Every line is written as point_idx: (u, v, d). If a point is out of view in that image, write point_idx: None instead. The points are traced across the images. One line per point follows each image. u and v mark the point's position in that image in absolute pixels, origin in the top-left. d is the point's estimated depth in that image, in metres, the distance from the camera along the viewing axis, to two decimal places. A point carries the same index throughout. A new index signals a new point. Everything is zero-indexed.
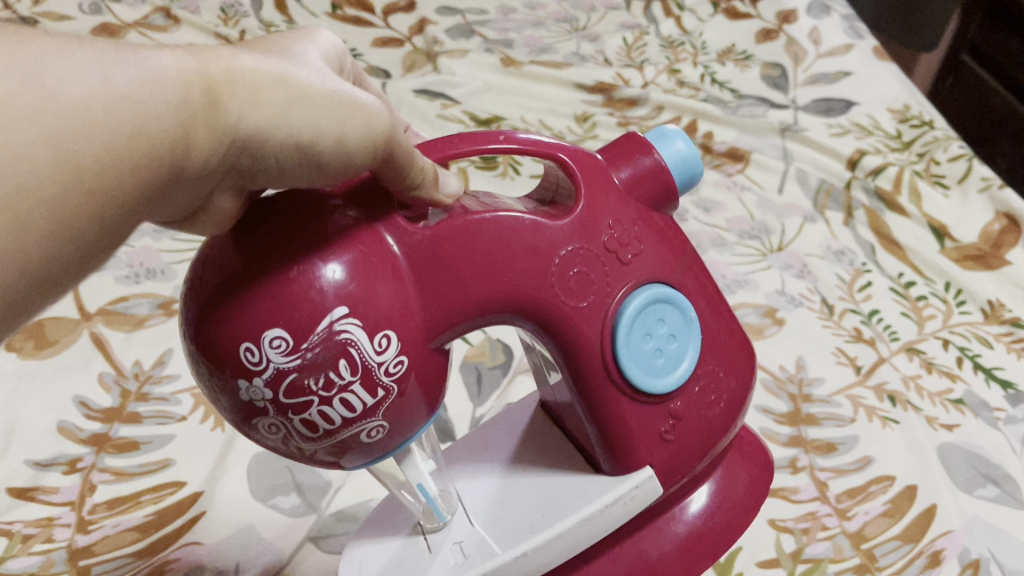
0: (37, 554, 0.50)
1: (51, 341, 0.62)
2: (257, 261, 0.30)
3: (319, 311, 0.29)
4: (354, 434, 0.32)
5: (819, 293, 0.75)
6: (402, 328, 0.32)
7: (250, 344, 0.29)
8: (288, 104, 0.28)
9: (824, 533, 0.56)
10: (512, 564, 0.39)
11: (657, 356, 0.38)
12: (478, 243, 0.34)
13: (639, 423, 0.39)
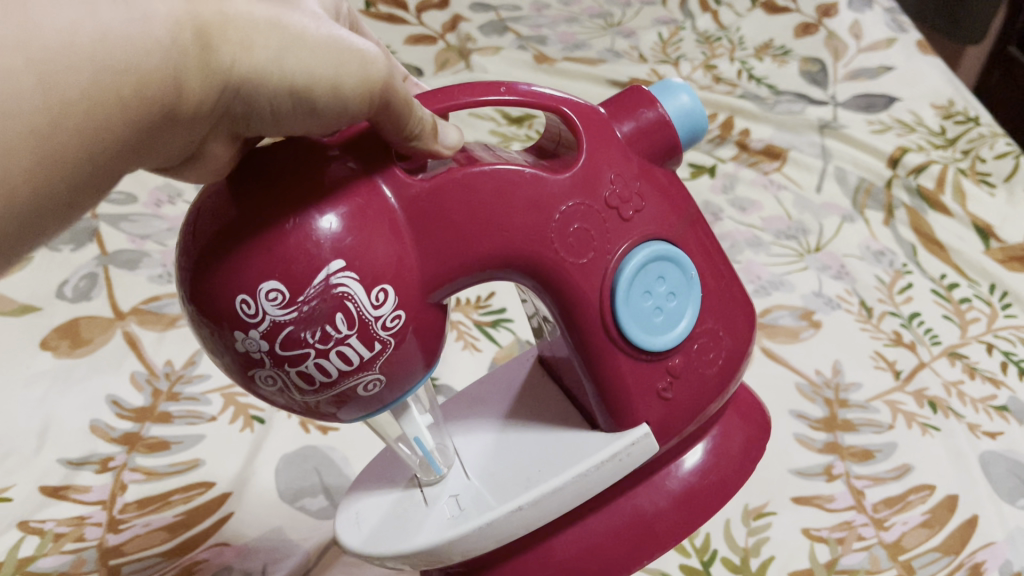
0: (68, 553, 0.50)
1: (85, 341, 0.63)
2: (252, 212, 0.29)
3: (315, 263, 0.29)
4: (352, 387, 0.32)
5: (857, 295, 0.74)
6: (399, 281, 0.31)
7: (246, 296, 0.29)
8: (281, 49, 0.26)
9: (860, 544, 0.55)
10: (506, 519, 0.37)
11: (657, 314, 0.37)
12: (477, 197, 0.33)
13: (637, 381, 0.38)
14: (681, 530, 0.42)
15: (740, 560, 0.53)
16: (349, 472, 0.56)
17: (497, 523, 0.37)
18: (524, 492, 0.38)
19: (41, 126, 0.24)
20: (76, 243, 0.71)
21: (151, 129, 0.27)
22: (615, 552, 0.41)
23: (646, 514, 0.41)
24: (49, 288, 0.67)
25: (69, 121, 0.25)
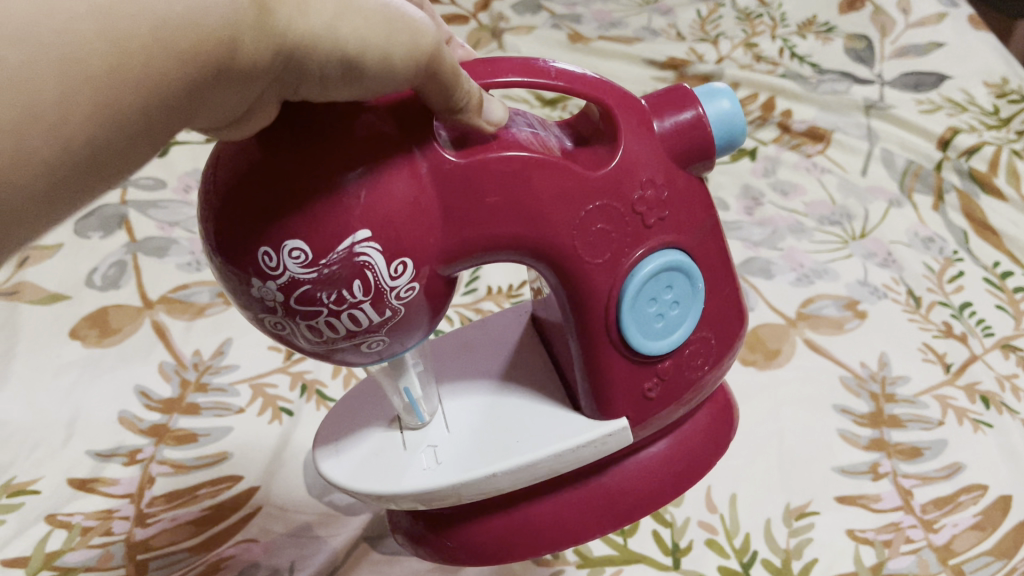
0: (96, 547, 0.50)
1: (114, 330, 0.62)
2: (282, 166, 0.28)
3: (343, 229, 0.28)
4: (354, 342, 0.32)
5: (905, 284, 0.71)
6: (419, 252, 0.31)
7: (269, 249, 0.28)
8: (337, 14, 0.24)
9: (908, 547, 0.52)
10: (481, 480, 0.37)
11: (658, 321, 0.37)
12: (507, 183, 0.32)
13: (628, 376, 0.38)
14: (641, 509, 0.42)
15: (782, 562, 0.51)
16: None
17: (472, 481, 0.37)
18: (509, 456, 0.37)
19: (97, 78, 0.21)
20: (105, 230, 0.70)
21: (203, 91, 0.24)
22: (576, 524, 0.42)
23: (608, 491, 0.42)
24: (79, 275, 0.66)
25: (128, 70, 0.22)
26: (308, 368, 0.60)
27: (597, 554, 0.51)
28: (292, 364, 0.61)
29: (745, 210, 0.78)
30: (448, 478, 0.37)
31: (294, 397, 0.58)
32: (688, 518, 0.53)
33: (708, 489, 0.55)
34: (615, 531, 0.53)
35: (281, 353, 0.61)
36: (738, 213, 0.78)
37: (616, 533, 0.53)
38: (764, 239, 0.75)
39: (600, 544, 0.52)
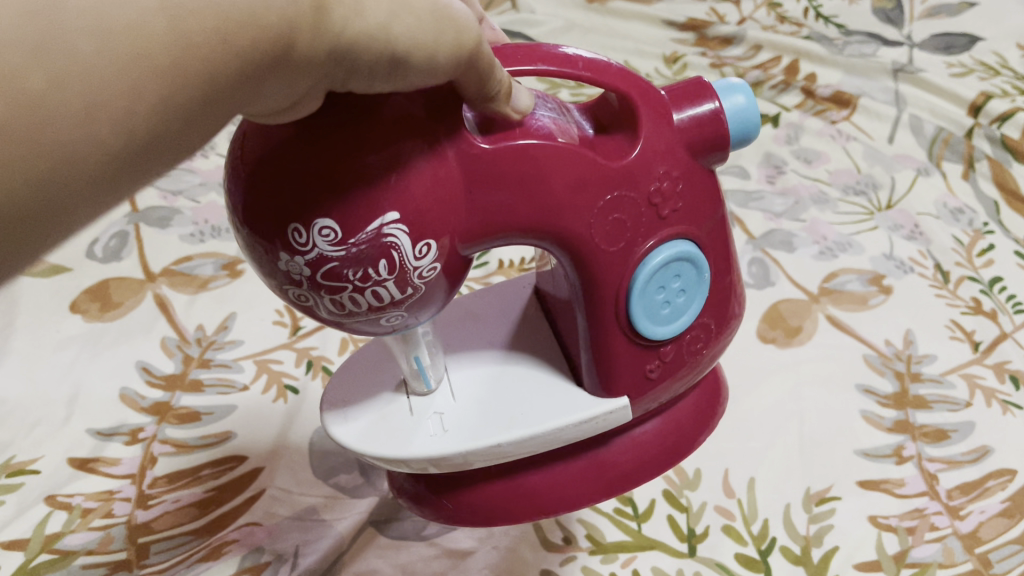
0: (96, 530, 0.49)
1: (115, 304, 0.61)
2: (309, 143, 0.26)
3: (373, 209, 0.27)
4: (374, 318, 0.30)
5: (933, 258, 0.68)
6: (443, 234, 0.29)
7: (298, 225, 0.26)
8: (391, 14, 0.22)
9: (933, 534, 0.51)
10: (496, 452, 0.36)
11: (664, 307, 0.35)
12: (526, 165, 0.30)
13: (631, 363, 0.36)
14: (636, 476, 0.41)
15: (801, 549, 0.50)
16: None
17: (487, 454, 0.35)
18: (516, 429, 0.36)
19: (158, 71, 0.19)
20: None
21: (255, 80, 0.21)
22: (569, 486, 0.40)
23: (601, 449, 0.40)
24: (79, 247, 0.65)
25: (192, 64, 0.19)
26: (314, 344, 0.59)
27: (610, 540, 0.49)
28: (298, 339, 0.59)
29: (767, 179, 0.75)
30: (458, 444, 0.35)
31: (300, 373, 0.57)
32: (705, 503, 0.52)
33: (726, 472, 0.53)
34: (628, 516, 0.51)
35: (287, 328, 0.60)
36: (760, 182, 0.75)
37: (630, 517, 0.51)
38: (786, 210, 0.72)
39: (613, 529, 0.50)
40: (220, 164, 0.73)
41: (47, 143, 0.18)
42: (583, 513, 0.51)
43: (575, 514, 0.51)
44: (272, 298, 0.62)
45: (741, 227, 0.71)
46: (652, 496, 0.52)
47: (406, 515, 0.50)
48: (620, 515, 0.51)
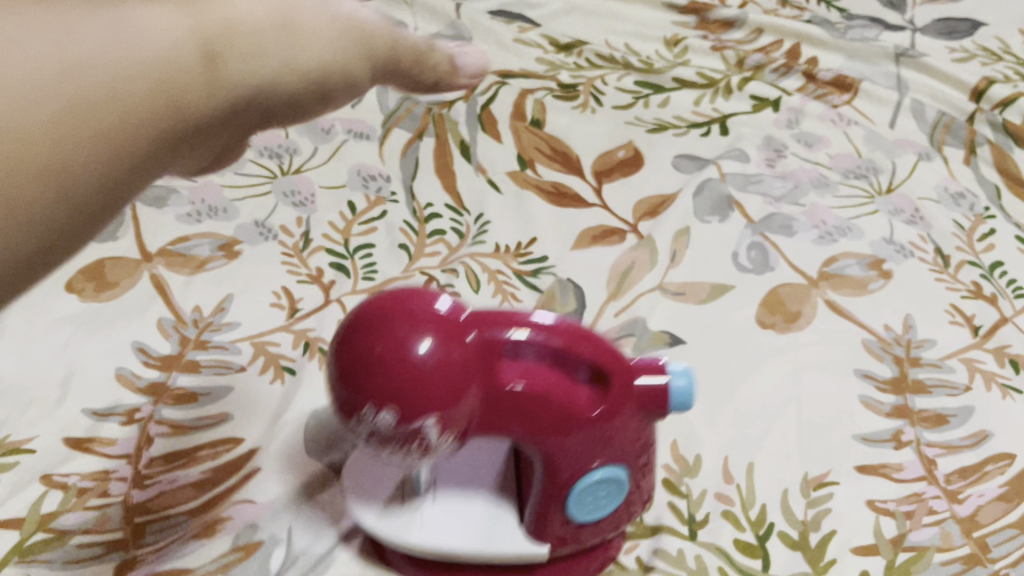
0: (93, 510, 0.48)
1: (111, 284, 0.60)
2: (373, 330, 0.38)
3: (413, 376, 0.37)
4: (400, 459, 0.40)
5: (933, 242, 0.68)
6: (451, 420, 0.38)
7: (365, 410, 0.37)
8: (272, 58, 0.35)
9: (931, 518, 0.51)
10: (463, 561, 0.45)
11: (594, 504, 0.44)
12: (516, 400, 0.41)
13: (559, 534, 0.45)
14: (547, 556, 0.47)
15: (799, 534, 0.49)
16: None
17: (462, 549, 0.45)
18: (477, 555, 0.45)
19: (102, 144, 0.29)
20: None
21: (172, 145, 0.32)
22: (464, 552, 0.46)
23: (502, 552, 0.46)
24: None
25: (120, 144, 0.30)
26: (312, 326, 0.59)
27: None
28: (295, 321, 0.59)
29: (766, 163, 0.74)
30: (451, 537, 0.45)
31: (297, 355, 0.57)
32: (706, 491, 0.51)
33: (725, 459, 0.53)
34: None
35: (284, 310, 0.60)
36: (759, 165, 0.74)
37: None
38: (785, 194, 0.71)
39: None
40: None
41: (34, 212, 0.28)
42: None
43: None
44: (269, 280, 0.62)
45: (740, 211, 0.70)
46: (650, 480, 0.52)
47: None
48: None
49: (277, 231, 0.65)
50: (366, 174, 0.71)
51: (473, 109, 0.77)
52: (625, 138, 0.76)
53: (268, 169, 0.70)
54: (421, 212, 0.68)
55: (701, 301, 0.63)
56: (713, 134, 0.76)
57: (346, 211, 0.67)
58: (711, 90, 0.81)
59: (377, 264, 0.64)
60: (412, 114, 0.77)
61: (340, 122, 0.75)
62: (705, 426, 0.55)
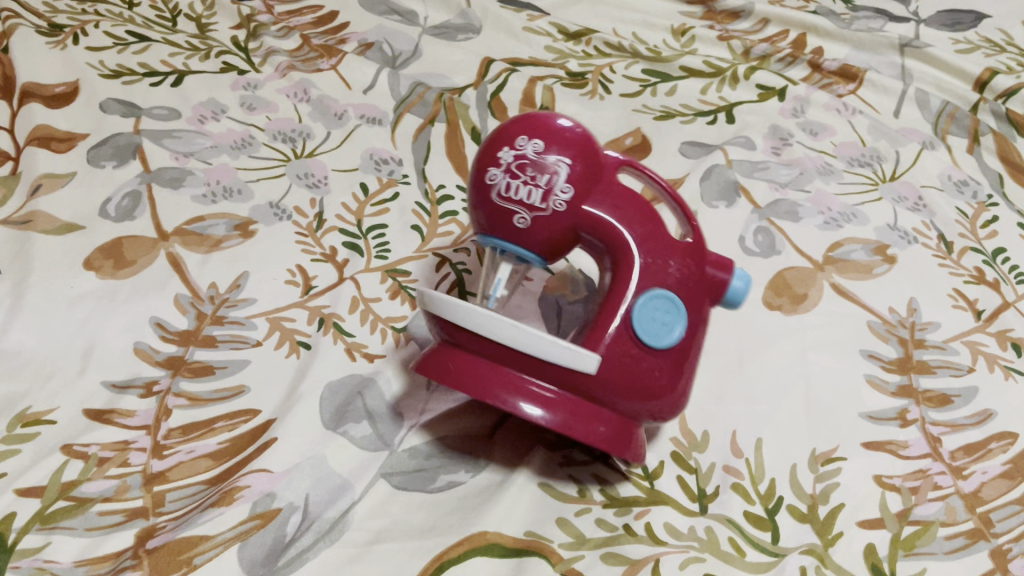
0: (113, 478, 0.49)
1: (129, 262, 0.61)
2: (591, 149, 0.49)
3: (561, 131, 0.48)
4: (508, 214, 0.47)
5: (937, 229, 0.69)
6: (579, 189, 0.48)
7: (537, 142, 0.48)
8: None
9: (935, 494, 0.52)
10: (514, 337, 0.44)
11: (659, 328, 0.47)
12: (629, 199, 0.49)
13: (602, 353, 0.46)
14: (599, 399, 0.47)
15: (807, 508, 0.50)
16: (392, 400, 0.55)
17: (511, 333, 0.44)
18: (521, 335, 0.44)
19: None
20: (119, 160, 0.69)
21: None
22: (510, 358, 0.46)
23: (543, 366, 0.45)
24: (92, 206, 0.65)
25: None
26: (326, 303, 0.60)
27: (623, 495, 0.51)
28: (310, 298, 0.60)
29: (772, 150, 0.75)
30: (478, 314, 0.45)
31: (312, 330, 0.58)
32: (713, 464, 0.53)
33: (733, 433, 0.54)
34: (640, 475, 0.52)
35: (299, 288, 0.61)
36: (765, 153, 0.75)
37: (642, 476, 0.52)
38: (791, 180, 0.72)
39: (626, 486, 0.51)
40: (230, 128, 0.73)
41: None
42: (595, 469, 0.52)
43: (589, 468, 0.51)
44: (283, 258, 0.63)
45: (745, 198, 0.70)
46: (660, 457, 0.53)
47: (418, 468, 0.51)
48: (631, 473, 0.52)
49: (291, 212, 0.66)
50: (378, 158, 0.72)
51: (483, 96, 0.78)
52: (634, 125, 0.77)
53: (281, 153, 0.71)
54: (433, 193, 0.69)
55: None
56: (720, 122, 0.77)
57: (358, 193, 0.68)
58: (718, 79, 0.82)
59: (389, 245, 0.64)
60: (423, 99, 0.78)
61: (352, 107, 0.76)
62: (712, 404, 0.56)
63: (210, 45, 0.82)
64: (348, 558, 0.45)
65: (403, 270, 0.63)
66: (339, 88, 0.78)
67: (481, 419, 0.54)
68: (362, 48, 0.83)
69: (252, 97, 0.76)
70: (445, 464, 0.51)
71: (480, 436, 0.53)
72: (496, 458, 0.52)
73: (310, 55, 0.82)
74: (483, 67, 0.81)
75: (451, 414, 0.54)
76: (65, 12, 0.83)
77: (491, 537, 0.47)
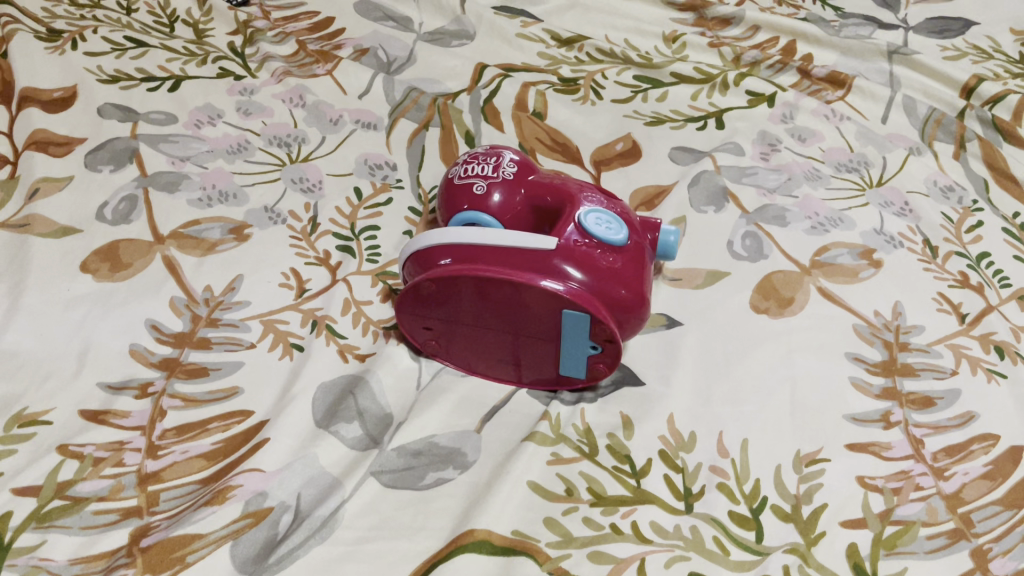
0: (108, 478, 0.50)
1: (125, 265, 0.62)
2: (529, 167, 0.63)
3: (502, 151, 0.64)
4: (474, 184, 0.61)
5: (922, 233, 0.70)
6: (523, 173, 0.62)
7: (480, 152, 0.64)
8: None
9: (917, 494, 0.52)
10: (495, 238, 0.53)
11: (605, 230, 0.54)
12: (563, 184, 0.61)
13: (567, 246, 0.52)
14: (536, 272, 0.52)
15: (791, 508, 0.51)
16: (383, 400, 0.55)
17: (489, 236, 0.53)
18: (502, 236, 0.53)
19: None
20: (116, 164, 0.70)
21: None
22: (492, 256, 0.53)
23: (531, 261, 0.52)
24: (89, 210, 0.66)
25: None
26: (319, 305, 0.61)
27: (611, 494, 0.51)
28: (303, 301, 0.61)
29: (761, 156, 0.76)
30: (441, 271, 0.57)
31: (305, 333, 0.59)
32: (700, 464, 0.53)
33: (719, 434, 0.55)
34: (627, 473, 0.52)
35: (293, 291, 0.62)
36: (753, 158, 0.76)
37: (628, 474, 0.52)
38: (779, 186, 0.73)
39: (613, 484, 0.52)
40: (226, 132, 0.74)
41: None
42: (583, 467, 0.52)
43: (576, 468, 0.52)
44: (277, 261, 0.63)
45: (734, 202, 0.71)
46: (648, 455, 0.53)
47: (408, 467, 0.52)
48: (618, 471, 0.52)
49: (286, 216, 0.67)
50: (372, 162, 0.73)
51: (477, 101, 0.79)
52: (625, 130, 0.78)
53: (276, 157, 0.72)
54: (426, 197, 0.70)
55: (696, 288, 0.65)
56: (710, 128, 0.78)
57: (352, 197, 0.69)
58: (708, 85, 0.83)
59: (381, 248, 0.65)
60: (417, 104, 0.78)
61: (347, 112, 0.77)
62: (699, 405, 0.56)
63: (207, 51, 0.83)
64: (337, 557, 0.46)
65: (394, 273, 0.64)
66: (334, 92, 0.79)
67: (471, 419, 0.55)
68: (357, 54, 0.84)
69: (248, 102, 0.77)
70: (434, 464, 0.52)
71: (470, 435, 0.54)
72: (485, 457, 0.53)
73: (306, 60, 0.83)
74: (477, 73, 0.82)
75: (441, 413, 0.55)
76: (64, 17, 0.84)
77: (480, 534, 0.47)
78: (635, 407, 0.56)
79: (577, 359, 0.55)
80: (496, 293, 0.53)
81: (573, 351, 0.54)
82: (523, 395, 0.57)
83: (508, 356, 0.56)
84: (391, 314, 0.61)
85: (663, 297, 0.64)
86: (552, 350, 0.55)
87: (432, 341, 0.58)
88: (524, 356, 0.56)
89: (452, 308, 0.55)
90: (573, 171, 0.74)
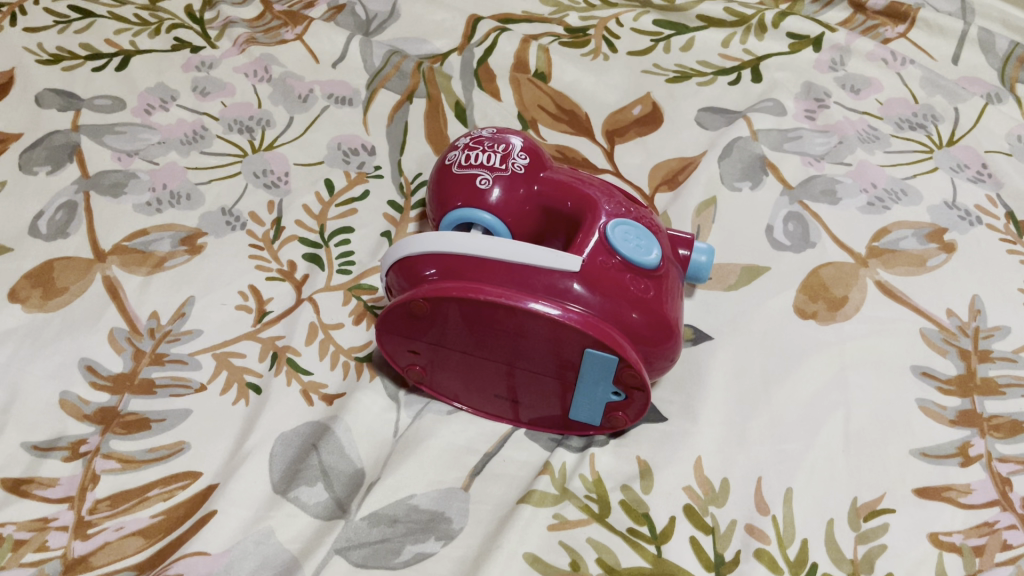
0: (28, 566, 0.42)
1: (60, 290, 0.53)
2: (540, 154, 0.53)
3: (506, 132, 0.54)
4: (473, 178, 0.50)
5: (1005, 205, 0.58)
6: (535, 161, 0.52)
7: (479, 135, 0.54)
8: None
9: (1004, 556, 0.42)
10: (487, 249, 0.43)
11: (628, 243, 0.45)
12: (578, 179, 0.51)
13: (590, 267, 0.43)
14: (537, 291, 0.43)
15: None
16: (352, 453, 0.47)
17: (482, 245, 0.43)
18: (496, 246, 0.43)
19: None
20: (54, 164, 0.60)
21: None
22: (486, 271, 0.43)
23: (530, 279, 0.43)
24: (21, 222, 0.57)
25: None
26: (281, 333, 0.52)
27: (625, 566, 0.42)
28: (262, 328, 0.52)
29: (805, 114, 0.64)
30: None
31: (264, 369, 0.50)
32: (734, 522, 0.44)
33: (758, 481, 0.45)
34: (645, 538, 0.43)
35: (251, 315, 0.53)
36: (797, 117, 0.64)
37: (647, 539, 0.43)
38: (827, 151, 0.62)
39: (628, 551, 0.42)
40: (180, 118, 0.64)
41: None
42: (592, 532, 0.43)
43: (583, 533, 0.43)
44: (234, 279, 0.54)
45: (773, 175, 0.60)
46: (671, 513, 0.44)
47: (380, 539, 0.43)
48: (635, 535, 0.43)
49: (245, 219, 0.58)
50: (346, 147, 0.63)
51: (469, 62, 0.68)
52: (643, 90, 0.66)
53: (237, 146, 0.63)
54: (408, 187, 0.61)
55: (728, 288, 0.54)
56: (744, 81, 0.67)
57: (322, 192, 0.60)
58: (742, 28, 0.70)
59: (354, 256, 0.56)
60: (400, 71, 0.68)
61: (318, 85, 0.67)
62: (733, 445, 0.47)
63: (161, 18, 0.72)
64: None
65: (369, 287, 0.55)
66: (304, 62, 0.68)
67: (457, 472, 0.46)
68: (331, 12, 0.73)
69: (206, 79, 0.67)
70: (410, 533, 0.43)
71: (457, 493, 0.45)
72: (474, 524, 0.44)
73: (273, 24, 0.72)
74: (469, 28, 0.71)
75: (421, 466, 0.46)
76: None
77: None
78: (655, 449, 0.47)
79: (592, 401, 0.45)
80: (482, 316, 0.43)
81: (591, 393, 0.45)
82: (521, 436, 0.48)
83: (504, 390, 0.47)
84: (366, 338, 0.53)
85: (688, 303, 0.54)
86: (560, 386, 0.46)
87: (418, 368, 0.48)
88: (523, 387, 0.47)
89: (436, 333, 0.46)
90: (582, 145, 0.63)
